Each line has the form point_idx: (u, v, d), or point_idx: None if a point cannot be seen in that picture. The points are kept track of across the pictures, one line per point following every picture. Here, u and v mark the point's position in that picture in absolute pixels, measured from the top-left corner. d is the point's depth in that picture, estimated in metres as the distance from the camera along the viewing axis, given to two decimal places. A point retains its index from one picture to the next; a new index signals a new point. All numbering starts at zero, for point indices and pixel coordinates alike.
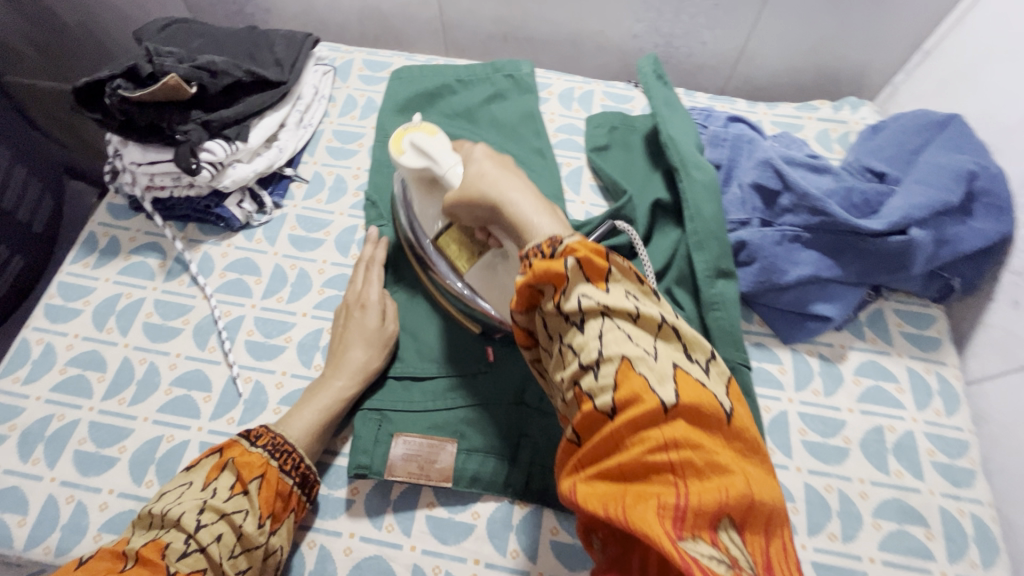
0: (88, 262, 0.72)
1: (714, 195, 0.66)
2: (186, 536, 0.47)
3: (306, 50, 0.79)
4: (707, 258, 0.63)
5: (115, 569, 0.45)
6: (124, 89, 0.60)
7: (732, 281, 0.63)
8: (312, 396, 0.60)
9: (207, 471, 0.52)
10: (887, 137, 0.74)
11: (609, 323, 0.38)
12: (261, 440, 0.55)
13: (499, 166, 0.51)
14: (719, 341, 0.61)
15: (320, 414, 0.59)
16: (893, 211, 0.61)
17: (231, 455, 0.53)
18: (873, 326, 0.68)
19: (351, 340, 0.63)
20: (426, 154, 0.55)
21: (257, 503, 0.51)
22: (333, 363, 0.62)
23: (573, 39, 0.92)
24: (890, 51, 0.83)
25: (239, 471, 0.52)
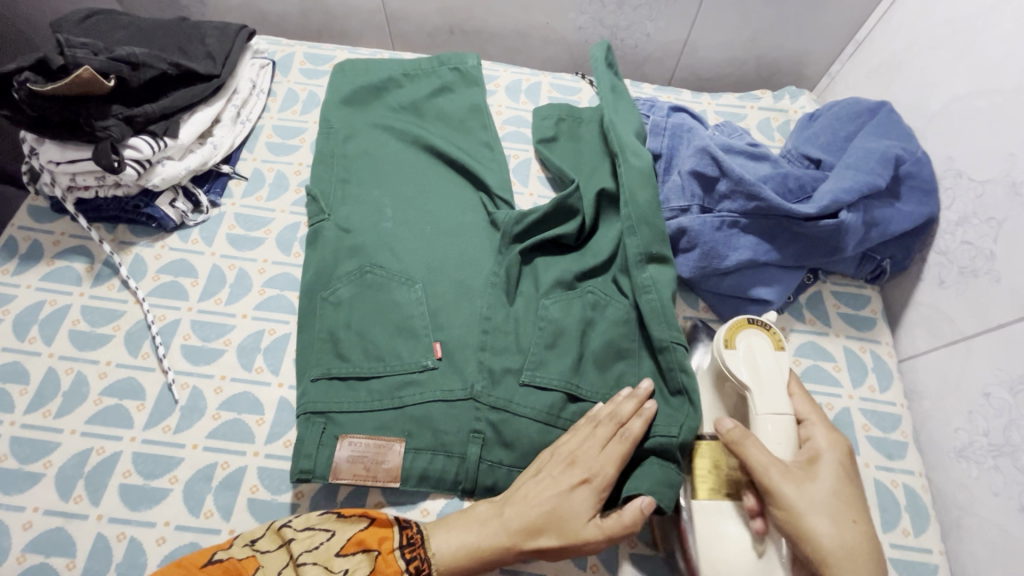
0: (7, 269, 0.68)
1: (648, 180, 0.66)
2: None
3: (241, 42, 0.77)
4: (639, 242, 0.64)
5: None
6: (33, 83, 0.56)
7: (665, 266, 0.63)
8: (471, 526, 0.53)
9: (347, 540, 0.51)
10: (823, 125, 0.76)
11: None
12: (411, 551, 0.51)
13: (847, 500, 0.49)
14: (651, 320, 0.62)
15: (467, 548, 0.52)
16: (824, 196, 0.62)
17: (376, 542, 0.51)
18: (812, 308, 0.70)
19: (539, 492, 0.53)
20: (755, 373, 0.55)
21: None
22: (502, 504, 0.54)
23: (518, 31, 0.91)
24: (825, 42, 0.85)
25: (376, 565, 0.50)
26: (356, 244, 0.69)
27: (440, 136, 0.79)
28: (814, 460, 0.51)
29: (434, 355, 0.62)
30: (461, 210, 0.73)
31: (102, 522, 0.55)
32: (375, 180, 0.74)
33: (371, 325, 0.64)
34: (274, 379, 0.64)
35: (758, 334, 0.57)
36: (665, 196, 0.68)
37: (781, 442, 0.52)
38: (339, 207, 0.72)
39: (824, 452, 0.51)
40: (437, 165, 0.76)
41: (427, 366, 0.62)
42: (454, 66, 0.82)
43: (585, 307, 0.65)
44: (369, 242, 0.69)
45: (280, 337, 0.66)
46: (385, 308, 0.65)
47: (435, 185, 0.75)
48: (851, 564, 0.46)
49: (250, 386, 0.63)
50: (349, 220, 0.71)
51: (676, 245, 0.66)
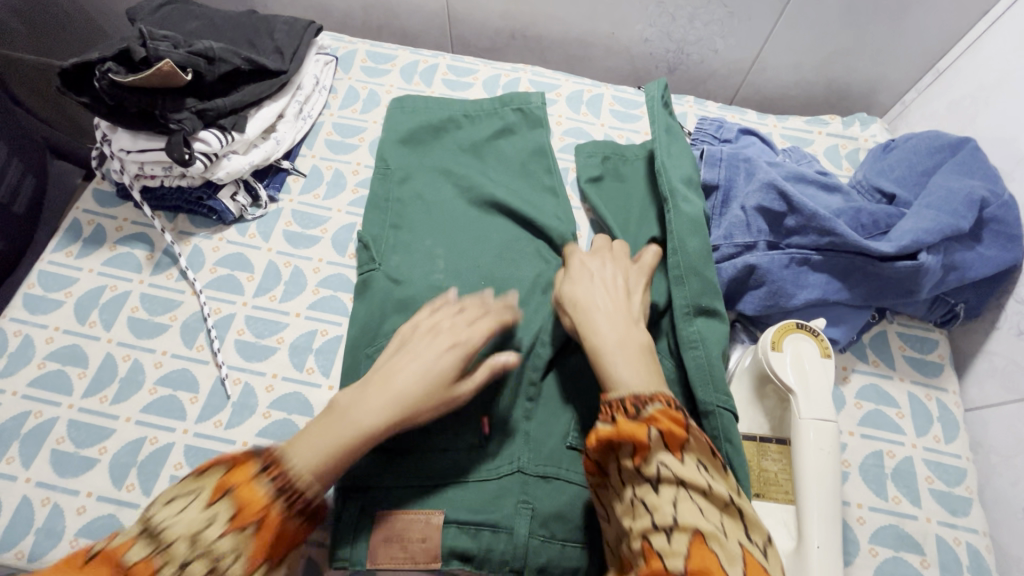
0: (71, 251, 0.69)
1: (700, 228, 0.60)
2: (177, 567, 0.37)
3: (308, 38, 0.77)
4: (686, 293, 0.58)
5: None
6: (114, 73, 0.56)
7: (714, 321, 0.57)
8: (326, 428, 0.46)
9: (207, 492, 0.40)
10: (898, 157, 0.73)
11: (683, 494, 0.41)
12: (276, 472, 0.42)
13: (613, 297, 0.55)
14: (697, 382, 0.54)
15: (330, 447, 0.45)
16: (903, 235, 0.59)
17: (236, 479, 0.41)
18: (876, 348, 0.68)
19: (401, 370, 0.50)
20: (802, 369, 0.50)
21: (251, 548, 0.39)
22: (364, 383, 0.49)
23: (582, 39, 0.89)
24: (904, 68, 0.82)
25: (240, 500, 0.40)
26: (406, 298, 0.66)
27: (500, 181, 0.76)
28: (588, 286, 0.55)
29: (481, 433, 0.59)
30: (515, 228, 0.73)
31: None
32: (430, 227, 0.72)
33: None
34: (324, 381, 0.64)
35: (803, 339, 0.52)
36: (728, 231, 0.64)
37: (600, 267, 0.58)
38: (390, 256, 0.70)
39: (590, 279, 0.57)
40: (493, 212, 0.74)
41: (473, 445, 0.59)
42: (516, 102, 0.80)
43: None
44: (420, 295, 0.66)
45: (332, 339, 0.66)
46: None
47: (492, 226, 0.73)
48: (612, 345, 0.50)
49: (300, 387, 0.63)
50: (399, 270, 0.69)
51: (742, 282, 0.62)
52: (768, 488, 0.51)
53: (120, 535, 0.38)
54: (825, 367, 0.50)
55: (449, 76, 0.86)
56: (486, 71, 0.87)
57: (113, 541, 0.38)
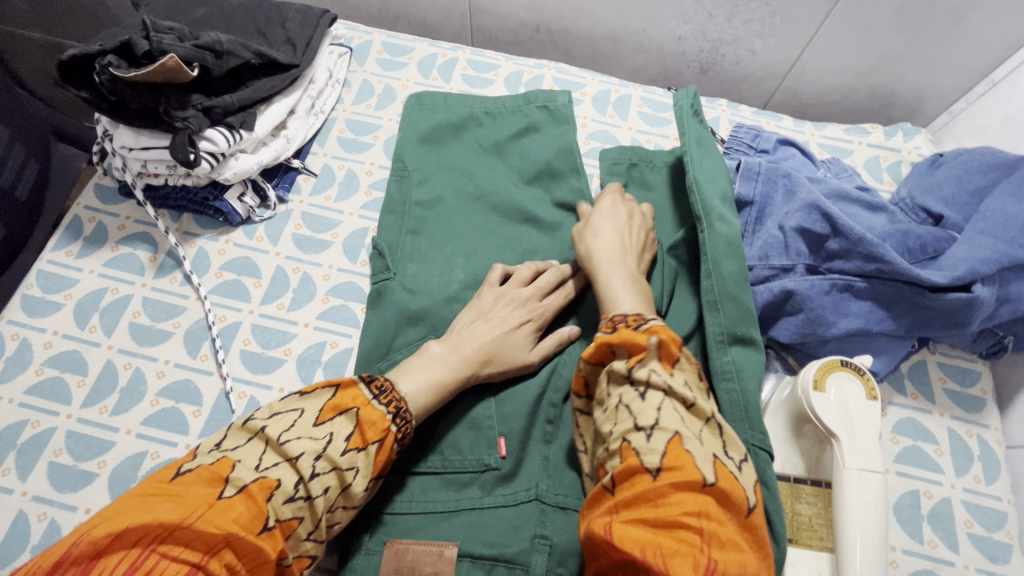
0: (71, 251, 0.66)
1: (736, 250, 0.56)
2: (297, 479, 0.43)
3: (322, 28, 0.72)
4: (721, 320, 0.54)
5: (213, 495, 0.40)
6: (115, 67, 0.52)
7: (749, 350, 0.53)
8: (434, 363, 0.56)
9: (323, 409, 0.47)
10: (947, 174, 0.68)
11: (668, 402, 0.43)
12: (386, 398, 0.51)
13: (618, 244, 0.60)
14: (730, 417, 0.51)
15: (433, 386, 0.55)
16: (957, 264, 0.55)
17: (351, 400, 0.49)
18: (915, 380, 0.64)
19: (485, 329, 0.59)
20: (845, 411, 0.47)
21: (368, 464, 0.48)
22: (451, 339, 0.59)
23: (610, 36, 0.84)
24: (954, 77, 0.76)
25: (357, 421, 0.48)
26: (420, 311, 0.63)
27: (521, 185, 0.72)
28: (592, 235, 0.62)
29: (498, 454, 0.57)
30: (536, 239, 0.69)
31: None
32: (446, 234, 0.69)
33: None
34: None
35: (847, 377, 0.48)
36: (763, 251, 0.59)
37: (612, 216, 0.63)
38: (406, 264, 0.66)
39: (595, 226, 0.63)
40: (513, 219, 0.70)
41: (489, 466, 0.57)
42: (541, 100, 0.76)
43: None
44: (436, 308, 0.64)
45: (341, 351, 0.63)
46: None
47: (511, 236, 0.69)
48: (614, 275, 0.58)
49: None
50: (416, 280, 0.65)
51: (777, 307, 0.58)
52: (805, 534, 0.49)
53: (243, 437, 0.44)
54: (872, 409, 0.47)
55: (468, 72, 0.82)
56: (508, 67, 0.82)
57: (217, 457, 0.42)
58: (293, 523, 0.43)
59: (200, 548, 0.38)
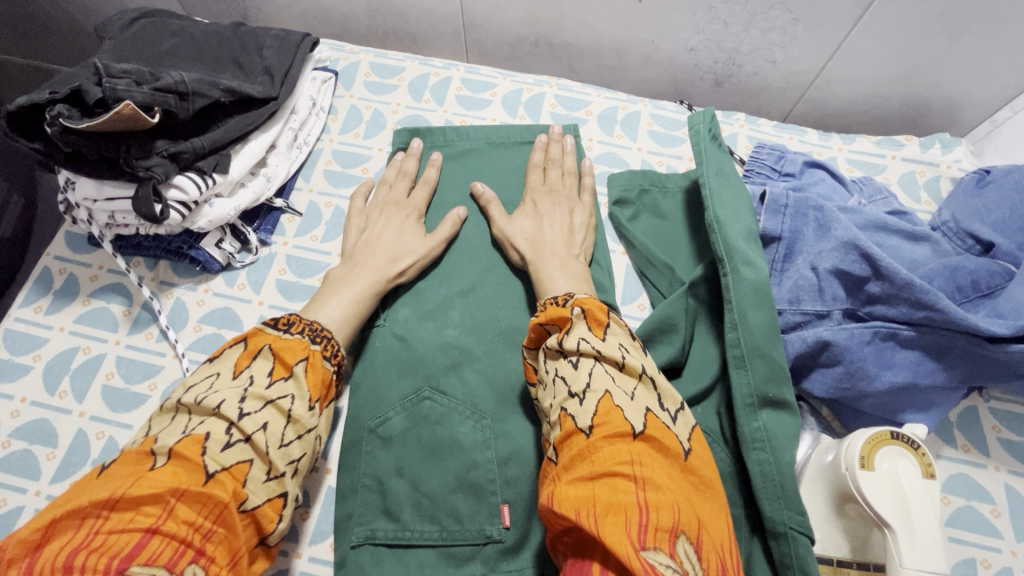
0: (40, 306, 0.61)
1: (765, 298, 0.50)
2: (229, 424, 0.43)
3: (302, 54, 0.67)
4: (750, 380, 0.48)
5: (142, 468, 0.40)
6: (66, 117, 0.47)
7: (782, 413, 0.48)
8: (340, 285, 0.58)
9: (240, 355, 0.47)
10: (997, 196, 0.61)
11: (599, 367, 0.43)
12: (299, 326, 0.51)
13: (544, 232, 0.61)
14: (763, 493, 0.45)
15: (352, 305, 0.57)
16: (1018, 308, 0.48)
17: (262, 341, 0.48)
18: (965, 429, 0.57)
19: (381, 239, 0.62)
20: (900, 498, 0.40)
21: (307, 387, 0.48)
22: (355, 260, 0.60)
23: (616, 48, 0.77)
24: (1001, 84, 0.69)
25: (275, 355, 0.48)
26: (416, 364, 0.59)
27: None
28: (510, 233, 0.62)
29: (502, 525, 0.52)
30: None
31: None
32: (442, 277, 0.64)
33: (432, 418, 0.56)
34: (323, 462, 0.57)
35: (900, 453, 0.42)
36: (793, 293, 0.53)
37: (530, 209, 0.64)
38: (396, 308, 0.63)
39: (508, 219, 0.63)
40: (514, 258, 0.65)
41: (491, 538, 0.52)
42: (549, 132, 0.70)
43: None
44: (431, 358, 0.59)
45: None
46: (449, 392, 0.57)
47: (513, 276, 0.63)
48: (549, 265, 0.58)
49: None
50: (408, 327, 0.61)
51: (810, 358, 0.52)
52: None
53: (164, 409, 0.44)
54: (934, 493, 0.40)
55: (463, 92, 0.76)
56: (506, 85, 0.76)
57: (142, 439, 0.42)
58: (244, 466, 0.42)
59: (151, 513, 0.38)
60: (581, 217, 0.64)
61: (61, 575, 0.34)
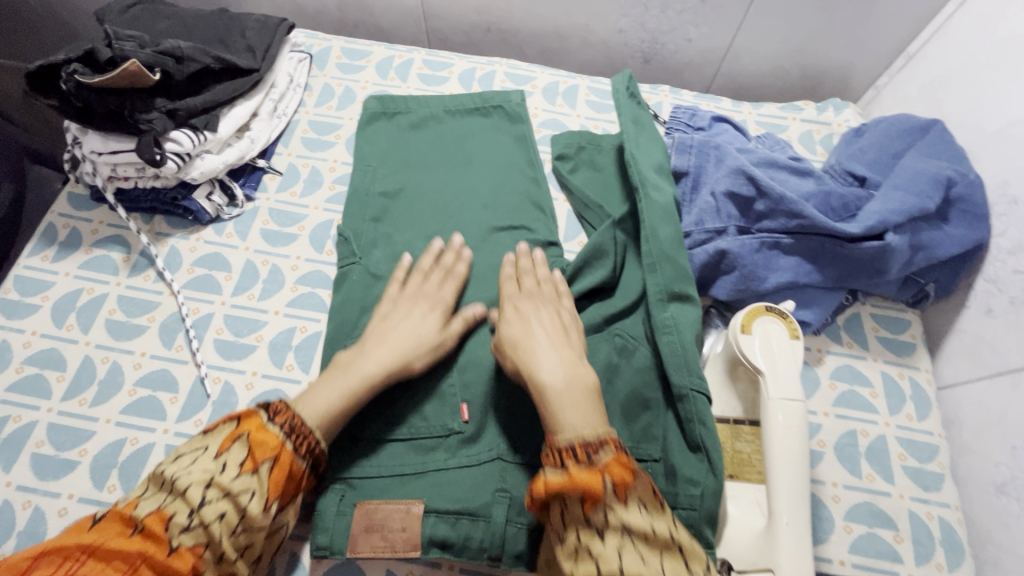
0: (46, 255, 0.69)
1: (671, 217, 0.62)
2: (189, 511, 0.45)
3: (280, 36, 0.77)
4: (659, 280, 0.58)
5: (123, 534, 0.44)
6: (81, 74, 0.56)
7: (687, 305, 0.58)
8: (336, 379, 0.57)
9: (222, 438, 0.50)
10: (870, 140, 0.73)
11: (626, 543, 0.42)
12: (281, 418, 0.52)
13: (550, 340, 0.56)
14: (672, 368, 0.55)
15: (342, 401, 0.55)
16: (870, 216, 0.61)
17: (246, 425, 0.50)
18: (850, 330, 0.69)
19: (397, 328, 0.62)
20: (772, 356, 0.51)
21: (266, 485, 0.49)
22: (365, 347, 0.60)
23: (557, 31, 0.89)
24: (876, 53, 0.82)
25: (250, 446, 0.49)
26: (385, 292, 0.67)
27: (478, 174, 0.77)
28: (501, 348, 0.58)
29: (461, 418, 0.61)
30: (492, 221, 0.73)
31: None
32: (408, 223, 0.73)
33: None
34: (304, 377, 0.64)
35: (772, 321, 0.53)
36: (698, 217, 0.65)
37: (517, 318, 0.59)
38: (371, 251, 0.70)
39: (504, 335, 0.58)
40: (469, 206, 0.74)
41: (452, 430, 0.60)
42: (499, 102, 0.82)
43: (613, 349, 0.61)
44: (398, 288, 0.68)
45: (311, 335, 0.66)
46: None
47: (469, 220, 0.73)
48: (539, 358, 0.54)
49: (280, 384, 0.63)
50: (379, 264, 0.70)
51: (714, 267, 0.63)
52: (744, 468, 0.53)
53: (151, 478, 0.48)
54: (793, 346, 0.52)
55: (424, 71, 0.86)
56: (462, 65, 0.87)
57: (129, 498, 0.47)
58: (197, 548, 0.45)
59: (118, 567, 0.43)
60: (569, 318, 0.60)
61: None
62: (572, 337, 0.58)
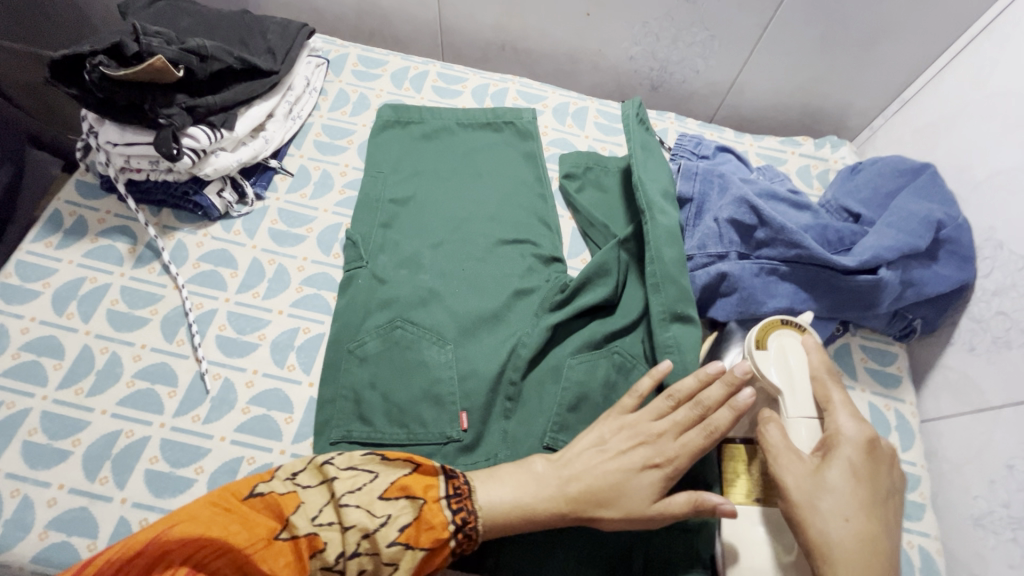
0: (50, 242, 0.68)
1: (676, 239, 0.63)
2: (338, 551, 0.47)
3: (300, 40, 0.78)
4: (663, 301, 0.60)
5: (267, 534, 0.46)
6: (105, 67, 0.56)
7: (689, 326, 0.60)
8: (529, 484, 0.52)
9: (392, 483, 0.51)
10: (865, 179, 0.76)
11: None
12: (457, 502, 0.51)
13: (821, 470, 0.49)
14: None
15: (512, 511, 0.51)
16: (864, 250, 0.63)
17: (421, 490, 0.51)
18: (840, 360, 0.71)
19: (575, 455, 0.54)
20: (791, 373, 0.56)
21: (407, 565, 0.48)
22: (571, 469, 0.53)
23: (570, 54, 0.92)
24: (872, 96, 0.86)
25: (421, 514, 0.49)
26: (391, 297, 0.68)
27: (487, 187, 0.78)
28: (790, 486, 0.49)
29: (460, 427, 0.61)
30: (498, 234, 0.74)
31: (126, 506, 0.56)
32: (416, 230, 0.74)
33: (403, 341, 0.65)
34: (304, 378, 0.64)
35: (788, 335, 0.59)
36: (701, 241, 0.67)
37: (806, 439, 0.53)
38: (378, 255, 0.71)
39: (789, 463, 0.50)
40: (477, 218, 0.76)
41: (451, 437, 0.61)
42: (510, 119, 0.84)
43: (612, 368, 0.65)
44: (403, 294, 0.68)
45: (314, 336, 0.67)
46: (419, 321, 0.67)
47: (475, 231, 0.74)
48: (826, 524, 0.47)
49: (281, 383, 0.64)
50: (386, 270, 0.70)
51: (714, 289, 0.65)
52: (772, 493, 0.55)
53: (312, 472, 0.51)
54: (808, 352, 0.57)
55: (439, 83, 0.88)
56: (476, 80, 0.89)
57: (285, 491, 0.49)
58: None
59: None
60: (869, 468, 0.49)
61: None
62: (879, 451, 0.50)
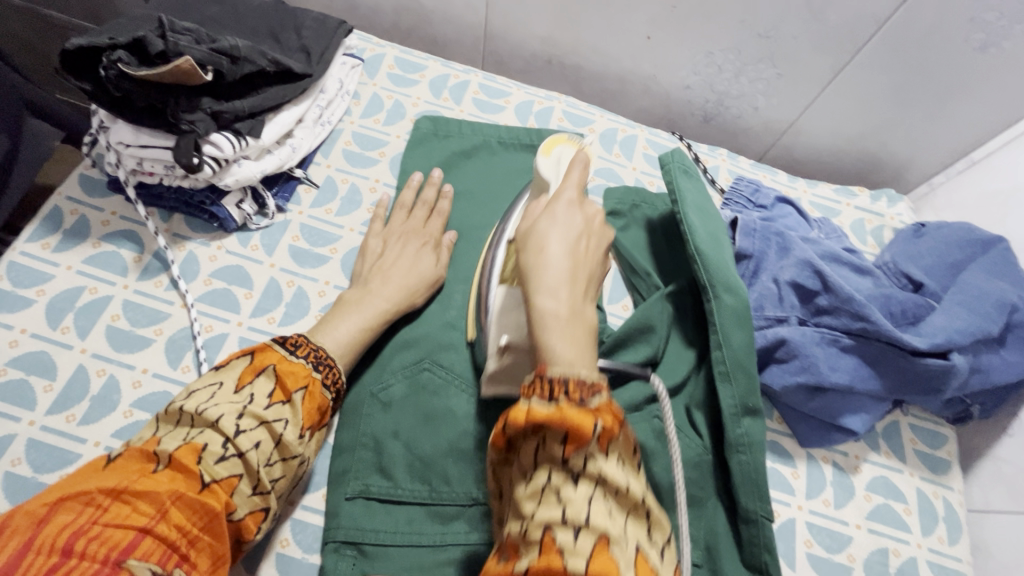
0: (47, 243, 0.62)
1: (745, 323, 0.57)
2: (224, 439, 0.44)
3: (338, 39, 0.71)
4: (735, 393, 0.55)
5: (146, 469, 0.41)
6: (124, 64, 0.51)
7: (759, 421, 0.55)
8: (358, 308, 0.59)
9: (242, 372, 0.48)
10: (929, 245, 0.71)
11: (599, 493, 0.37)
12: (304, 350, 0.52)
13: (560, 241, 0.44)
14: (741, 488, 0.54)
15: (363, 330, 0.57)
16: (936, 331, 0.60)
17: (269, 360, 0.49)
18: (888, 439, 0.67)
19: (395, 268, 0.63)
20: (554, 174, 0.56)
21: (300, 414, 0.49)
22: (368, 286, 0.61)
23: (621, 76, 0.86)
24: (936, 153, 0.81)
25: (279, 378, 0.49)
26: (417, 336, 0.63)
27: None
28: (529, 249, 0.44)
29: (486, 489, 0.56)
30: None
31: None
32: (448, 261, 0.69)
33: (429, 386, 0.60)
34: None
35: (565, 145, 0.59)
36: (759, 300, 0.63)
37: (552, 243, 0.44)
38: None
39: (521, 250, 0.45)
40: None
41: (476, 500, 0.55)
42: None
43: (652, 432, 0.58)
44: (432, 334, 0.63)
45: None
46: (447, 364, 0.62)
47: None
48: (534, 261, 0.43)
49: None
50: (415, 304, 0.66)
51: (768, 353, 0.61)
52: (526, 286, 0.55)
53: (164, 417, 0.45)
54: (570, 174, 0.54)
55: (480, 96, 0.82)
56: (519, 95, 0.83)
57: (145, 440, 0.43)
58: (233, 480, 0.43)
59: (144, 511, 0.39)
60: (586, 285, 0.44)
61: (59, 558, 0.35)
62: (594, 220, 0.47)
